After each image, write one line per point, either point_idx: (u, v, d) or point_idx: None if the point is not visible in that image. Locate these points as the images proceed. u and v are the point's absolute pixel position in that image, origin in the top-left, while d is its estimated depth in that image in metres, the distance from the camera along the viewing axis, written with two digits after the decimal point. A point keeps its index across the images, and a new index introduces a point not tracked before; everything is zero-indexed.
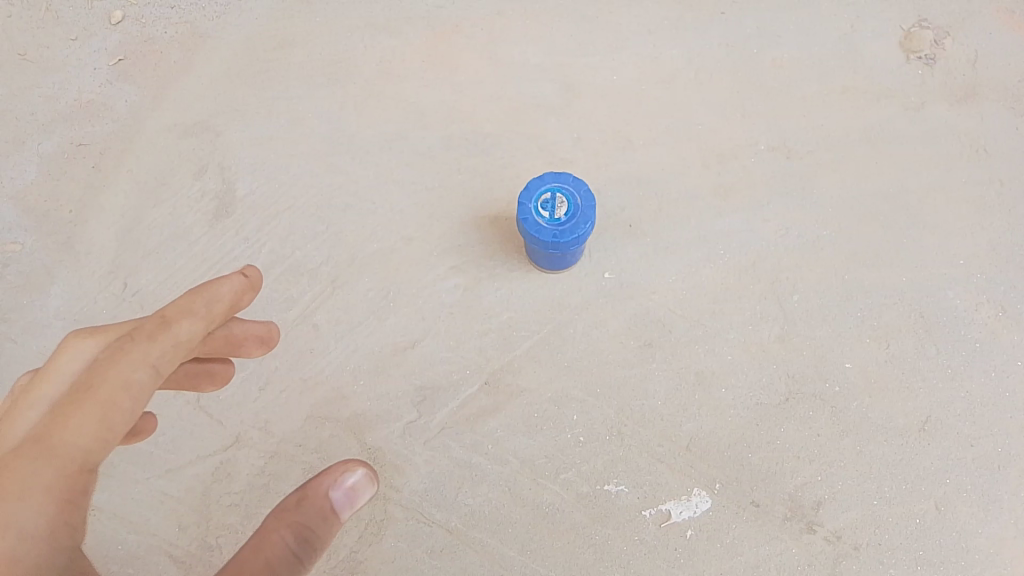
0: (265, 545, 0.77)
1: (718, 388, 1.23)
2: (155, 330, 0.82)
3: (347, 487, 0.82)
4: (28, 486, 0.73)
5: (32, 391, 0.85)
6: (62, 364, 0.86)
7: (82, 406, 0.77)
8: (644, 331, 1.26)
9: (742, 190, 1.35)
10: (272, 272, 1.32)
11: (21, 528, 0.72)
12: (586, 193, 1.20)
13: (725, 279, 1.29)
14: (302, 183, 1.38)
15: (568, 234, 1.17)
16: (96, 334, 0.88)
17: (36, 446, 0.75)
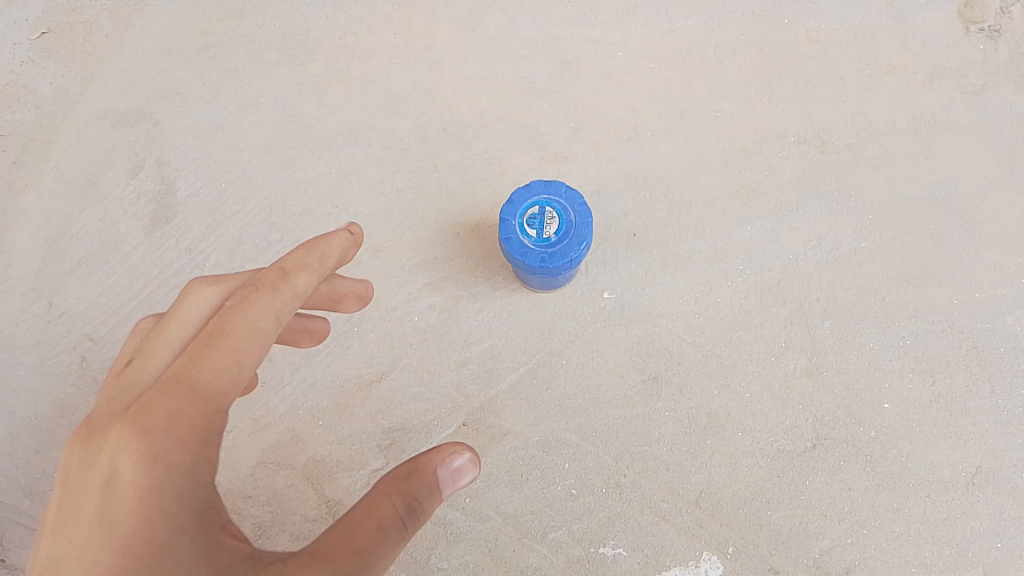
0: (373, 514, 0.71)
1: (734, 432, 1.05)
2: (276, 281, 0.76)
3: (456, 469, 0.75)
4: (170, 425, 0.70)
5: (159, 331, 0.78)
6: (184, 308, 0.79)
7: (216, 349, 0.73)
8: (648, 363, 1.08)
9: (766, 191, 1.14)
10: None
11: (167, 466, 0.69)
12: (580, 206, 1.00)
13: (745, 299, 1.10)
14: (253, 182, 1.19)
15: (558, 260, 0.98)
16: (220, 280, 0.81)
17: (175, 386, 0.71)
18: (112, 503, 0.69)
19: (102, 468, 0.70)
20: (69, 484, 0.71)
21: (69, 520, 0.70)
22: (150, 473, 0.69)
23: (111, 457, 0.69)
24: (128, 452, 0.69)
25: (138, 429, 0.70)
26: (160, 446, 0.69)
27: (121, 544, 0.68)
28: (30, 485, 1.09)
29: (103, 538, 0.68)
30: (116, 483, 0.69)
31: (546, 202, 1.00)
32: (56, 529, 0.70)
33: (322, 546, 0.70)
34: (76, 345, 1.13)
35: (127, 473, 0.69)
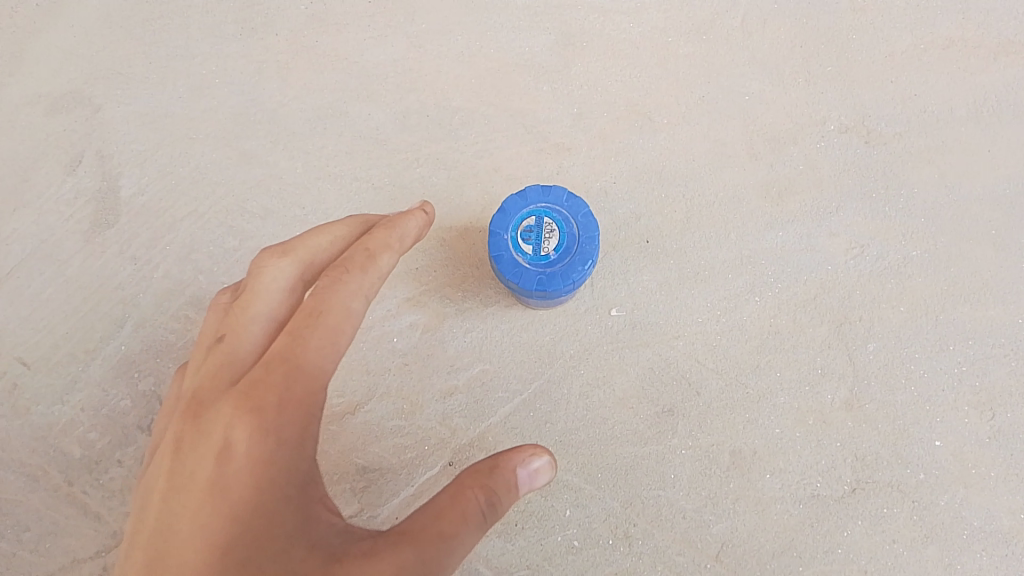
0: (457, 502, 0.68)
1: (761, 474, 0.91)
2: (364, 262, 0.78)
3: (534, 470, 0.72)
4: (280, 399, 0.71)
5: (246, 309, 0.80)
6: (267, 285, 0.80)
7: (315, 327, 0.74)
8: (663, 392, 0.94)
9: (801, 190, 0.98)
10: (168, 305, 0.99)
11: (279, 436, 0.70)
12: (583, 216, 0.85)
13: (776, 318, 0.95)
14: (208, 179, 1.03)
15: (558, 282, 0.83)
16: (293, 254, 0.81)
17: (281, 363, 0.72)
18: (228, 469, 0.70)
19: (217, 439, 0.72)
20: (184, 453, 0.73)
21: (183, 488, 0.71)
22: (264, 443, 0.70)
23: (227, 430, 0.71)
24: (243, 424, 0.71)
25: (252, 403, 0.72)
26: (272, 418, 0.71)
27: (237, 509, 0.69)
28: None
29: (219, 504, 0.69)
30: (231, 453, 0.71)
31: (544, 211, 0.85)
32: (171, 498, 0.71)
33: (413, 528, 0.68)
34: (8, 369, 0.99)
35: (241, 443, 0.71)
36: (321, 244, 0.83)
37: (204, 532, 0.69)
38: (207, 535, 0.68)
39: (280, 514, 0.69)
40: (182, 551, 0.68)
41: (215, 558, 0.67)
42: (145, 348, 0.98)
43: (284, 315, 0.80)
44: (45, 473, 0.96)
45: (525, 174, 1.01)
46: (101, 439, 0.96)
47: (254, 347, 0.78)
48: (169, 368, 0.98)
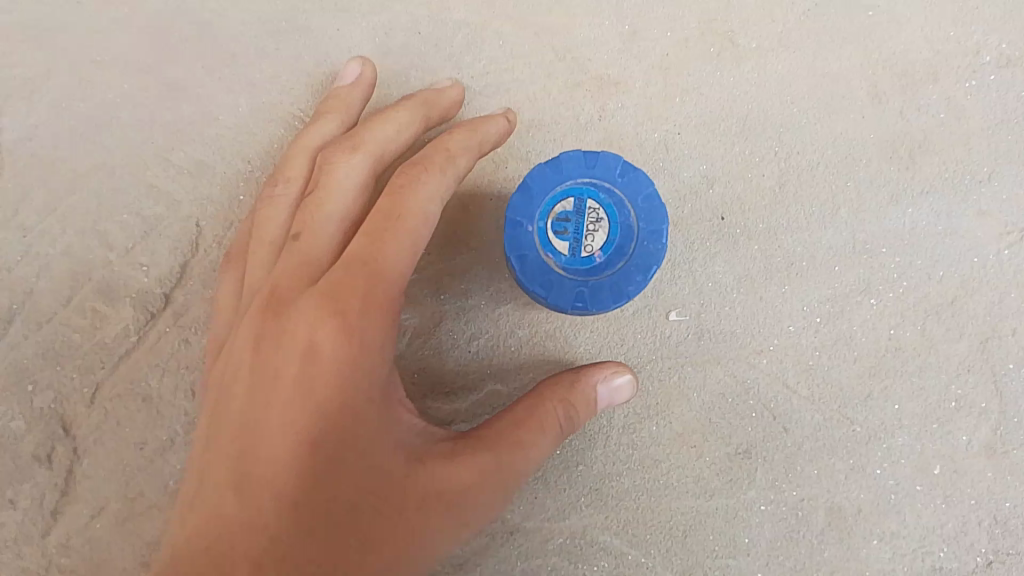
0: (536, 413, 0.60)
1: (867, 540, 0.68)
2: (440, 160, 0.59)
3: (615, 388, 0.64)
4: (366, 303, 0.53)
5: (314, 203, 0.60)
6: (337, 177, 0.61)
7: (399, 230, 0.55)
8: (737, 427, 0.69)
9: (939, 149, 0.71)
10: (71, 295, 0.74)
11: (365, 348, 0.52)
12: (646, 202, 0.59)
13: (899, 326, 0.70)
14: (119, 119, 0.76)
15: (606, 298, 0.59)
16: (362, 146, 0.63)
17: (362, 265, 0.53)
18: (304, 388, 0.52)
19: (291, 352, 0.53)
20: (250, 361, 0.55)
21: (250, 402, 0.53)
22: (346, 355, 0.52)
23: (304, 341, 0.53)
24: (320, 337, 0.52)
25: (332, 308, 0.53)
26: (358, 324, 0.52)
27: (321, 433, 0.52)
28: None
29: (295, 424, 0.52)
30: (306, 368, 0.52)
31: (588, 191, 0.60)
32: (238, 419, 0.53)
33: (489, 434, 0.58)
34: None
35: (320, 359, 0.52)
36: (388, 134, 0.65)
37: (279, 458, 0.51)
38: (285, 462, 0.51)
39: (370, 436, 0.52)
40: (257, 482, 0.51)
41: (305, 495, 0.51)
42: (40, 352, 0.73)
43: (360, 213, 0.61)
44: None
45: (553, 119, 0.72)
46: None
47: (330, 254, 0.58)
48: (73, 380, 0.73)
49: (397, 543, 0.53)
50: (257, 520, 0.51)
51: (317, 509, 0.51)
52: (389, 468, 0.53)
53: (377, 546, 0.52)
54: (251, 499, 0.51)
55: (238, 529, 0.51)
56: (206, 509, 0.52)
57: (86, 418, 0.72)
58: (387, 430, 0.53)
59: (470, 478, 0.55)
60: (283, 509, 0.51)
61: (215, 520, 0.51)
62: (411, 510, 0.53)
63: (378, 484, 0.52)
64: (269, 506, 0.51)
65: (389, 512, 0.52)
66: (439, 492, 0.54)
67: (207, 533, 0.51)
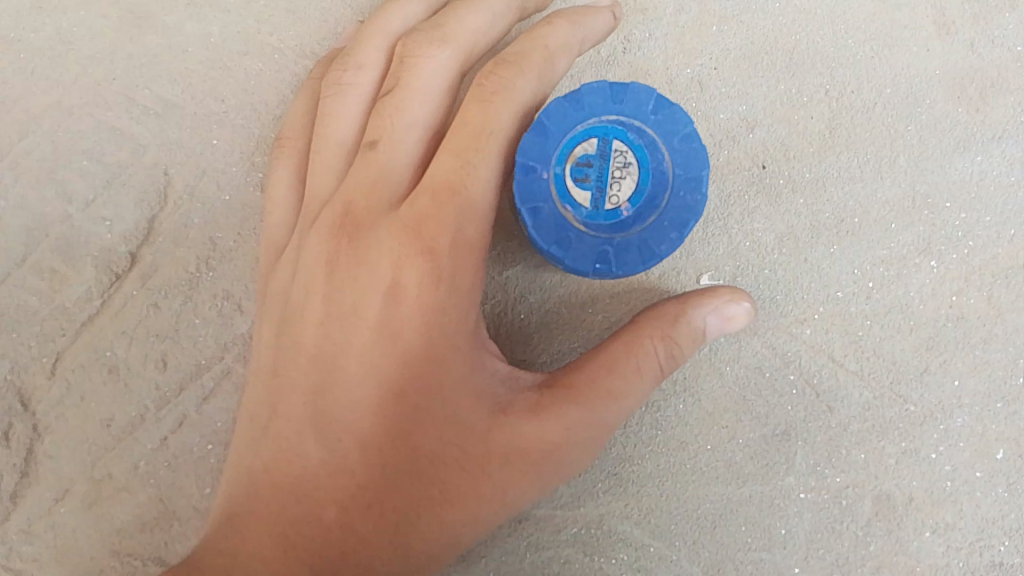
0: (633, 358, 0.53)
1: (918, 533, 0.61)
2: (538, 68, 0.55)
3: (728, 317, 0.55)
4: (454, 246, 0.52)
5: (394, 103, 0.56)
6: (421, 75, 0.56)
7: (492, 152, 0.53)
8: (775, 405, 0.61)
9: (1015, 87, 0.62)
10: (25, 252, 0.66)
11: (452, 292, 0.51)
12: (684, 145, 0.52)
13: (961, 292, 0.61)
14: (74, 52, 0.67)
15: (633, 259, 0.51)
16: (451, 40, 0.57)
17: (452, 195, 0.52)
18: (388, 331, 0.51)
19: (373, 287, 0.52)
20: (327, 290, 0.54)
21: (328, 337, 0.53)
22: (434, 297, 0.51)
23: (390, 274, 0.52)
24: (407, 273, 0.51)
25: (419, 246, 0.52)
26: (447, 266, 0.51)
27: (406, 379, 0.51)
28: None
29: (380, 368, 0.51)
30: (391, 307, 0.52)
31: (614, 132, 0.52)
32: (315, 350, 0.53)
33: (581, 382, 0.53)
34: None
35: (405, 298, 0.51)
36: (479, 27, 0.58)
37: (362, 399, 0.51)
38: (368, 406, 0.51)
39: (452, 383, 0.51)
40: (341, 424, 0.51)
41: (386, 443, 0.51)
42: None
43: (441, 118, 0.57)
44: None
45: None
46: None
47: (409, 165, 0.55)
48: (31, 348, 0.65)
49: (476, 498, 0.51)
50: (341, 462, 0.51)
51: (401, 454, 0.51)
52: (472, 420, 0.51)
53: (458, 499, 0.51)
54: (331, 446, 0.51)
55: (320, 470, 0.51)
56: (285, 448, 0.52)
57: (46, 391, 0.65)
58: (470, 380, 0.52)
59: (558, 437, 0.52)
60: (367, 451, 0.51)
61: (293, 459, 0.51)
62: (493, 467, 0.51)
63: (460, 435, 0.51)
64: (353, 448, 0.51)
65: (472, 467, 0.51)
66: (523, 451, 0.51)
67: (286, 472, 0.51)
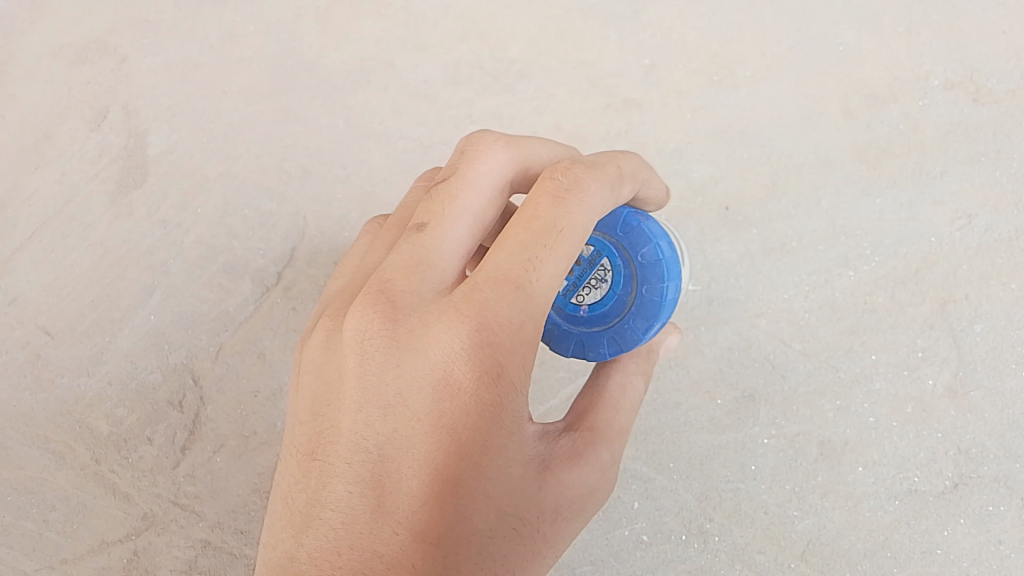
0: (626, 390, 0.64)
1: (851, 467, 0.82)
2: (612, 181, 0.61)
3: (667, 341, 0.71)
4: (515, 338, 0.54)
5: (452, 194, 0.59)
6: (481, 169, 0.60)
7: (560, 248, 0.56)
8: (743, 374, 0.84)
9: (901, 152, 0.88)
10: (199, 273, 0.91)
11: (507, 384, 0.54)
12: (658, 300, 0.65)
13: (873, 292, 0.85)
14: (240, 136, 0.95)
15: (568, 345, 0.66)
16: (516, 146, 0.61)
17: (516, 290, 0.54)
18: (442, 421, 0.53)
19: (424, 381, 0.54)
20: (367, 377, 0.55)
21: (378, 423, 0.54)
22: (494, 383, 0.54)
23: (442, 368, 0.53)
24: (458, 368, 0.54)
25: (478, 343, 0.53)
26: (505, 361, 0.54)
27: (464, 460, 0.53)
28: None
29: (431, 456, 0.53)
30: (444, 391, 0.53)
31: (604, 254, 0.66)
32: (360, 444, 0.53)
33: (600, 425, 0.61)
34: (29, 340, 0.92)
35: (458, 391, 0.53)
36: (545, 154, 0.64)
37: (416, 487, 0.52)
38: (422, 496, 0.52)
39: (504, 458, 0.54)
40: (396, 514, 0.52)
41: (439, 534, 0.52)
42: (175, 319, 0.90)
43: (492, 217, 0.60)
44: (69, 450, 0.89)
45: (589, 132, 0.92)
46: (130, 415, 0.89)
47: (458, 252, 0.57)
48: (201, 340, 0.90)
49: (533, 556, 0.56)
50: (399, 557, 0.51)
51: (459, 538, 0.52)
52: (525, 485, 0.56)
53: (515, 563, 0.55)
54: (387, 534, 0.52)
55: (377, 562, 0.51)
56: (335, 539, 0.52)
57: (210, 371, 0.89)
58: (523, 447, 0.56)
59: (594, 481, 0.59)
60: (427, 542, 0.51)
61: (346, 551, 0.51)
62: (544, 525, 0.57)
63: (513, 505, 0.55)
64: (410, 539, 0.51)
65: (527, 533, 0.56)
66: (570, 500, 0.58)
67: (335, 569, 0.51)
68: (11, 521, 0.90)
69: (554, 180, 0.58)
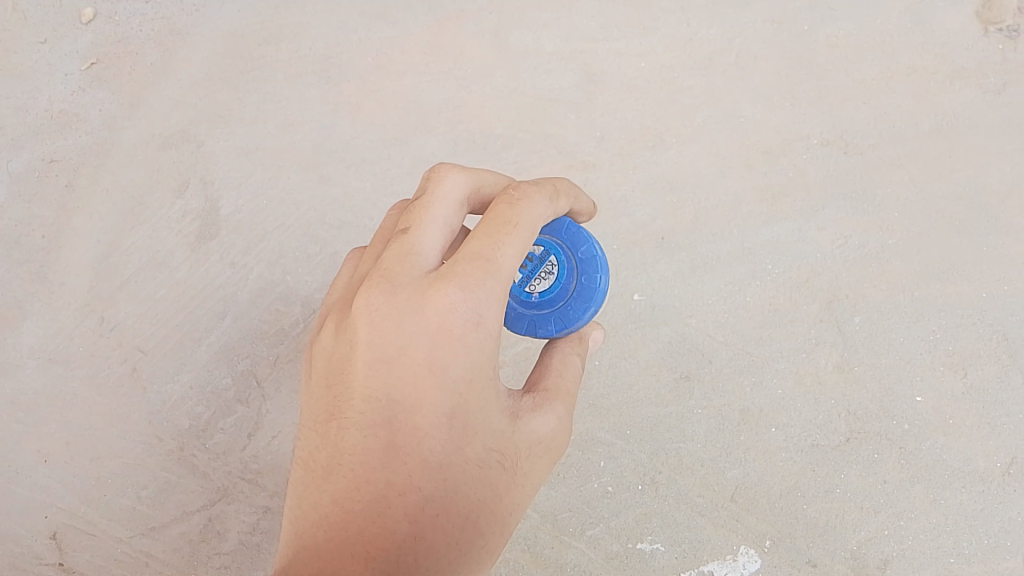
0: (569, 364, 0.77)
1: (767, 428, 1.07)
2: (549, 193, 0.75)
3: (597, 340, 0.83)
4: (488, 301, 0.66)
5: (424, 207, 0.71)
6: (445, 187, 0.72)
7: (519, 236, 0.69)
8: (681, 361, 1.10)
9: (792, 193, 1.15)
10: (260, 301, 1.18)
11: (482, 338, 0.66)
12: (596, 287, 0.80)
13: (776, 295, 1.11)
14: (291, 199, 1.23)
15: (522, 324, 0.81)
16: (468, 170, 0.75)
17: (485, 265, 0.67)
18: (434, 376, 0.65)
19: (416, 344, 0.65)
20: (372, 342, 0.67)
21: (383, 383, 0.66)
22: (473, 338, 0.66)
23: (431, 332, 0.65)
24: (443, 333, 0.65)
25: (458, 313, 0.65)
26: (482, 321, 0.66)
27: (453, 403, 0.66)
28: (86, 491, 1.13)
29: (427, 405, 0.65)
30: (435, 351, 0.65)
31: (551, 250, 0.82)
32: (370, 402, 0.66)
33: (550, 388, 0.75)
34: (127, 357, 1.17)
35: (444, 351, 0.65)
36: (491, 179, 0.78)
37: (417, 431, 0.65)
38: (423, 436, 0.65)
39: (484, 404, 0.67)
40: (402, 454, 0.65)
41: (436, 468, 0.65)
42: (243, 336, 1.17)
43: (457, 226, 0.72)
44: (158, 440, 1.14)
45: None
46: (206, 412, 1.14)
47: (435, 248, 0.70)
48: (263, 352, 1.16)
49: (516, 482, 0.69)
50: (408, 483, 0.65)
51: (454, 467, 0.66)
52: (502, 427, 0.68)
53: (502, 487, 0.68)
54: (398, 469, 0.65)
55: (391, 492, 0.65)
56: (354, 479, 0.65)
57: (271, 375, 1.14)
58: (498, 395, 0.68)
59: (555, 424, 0.72)
60: (428, 473, 0.65)
61: (364, 486, 0.65)
62: (522, 459, 0.69)
63: (495, 442, 0.68)
64: (415, 470, 0.65)
65: (510, 468, 0.68)
66: (540, 438, 0.71)
67: (358, 500, 0.65)
68: (112, 498, 1.12)
69: (508, 194, 0.72)
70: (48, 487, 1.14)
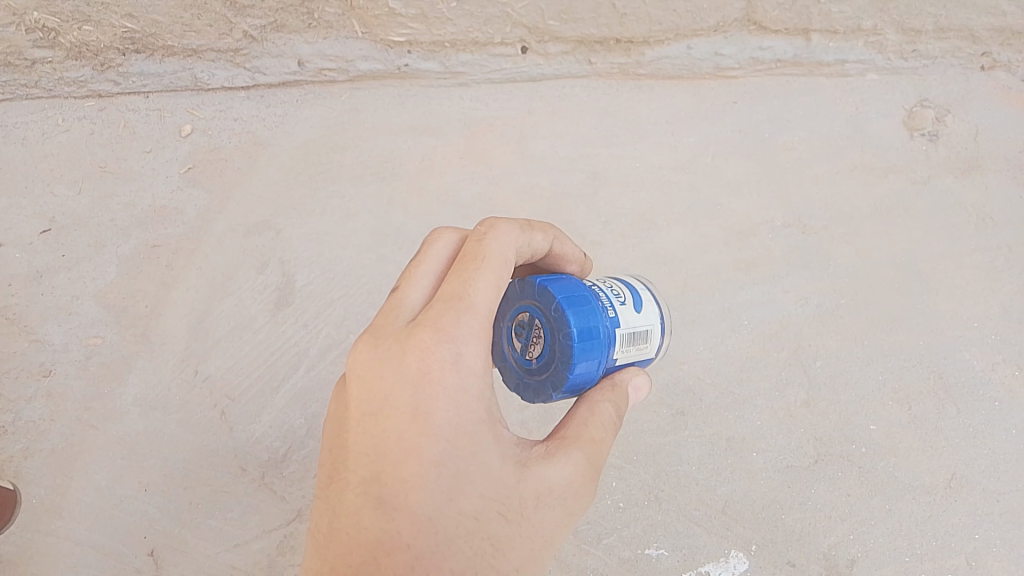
0: (595, 414, 0.85)
1: (749, 453, 1.31)
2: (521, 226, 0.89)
3: (638, 387, 0.89)
4: (464, 336, 0.79)
5: (413, 270, 0.87)
6: (432, 248, 0.88)
7: (487, 269, 0.83)
8: (676, 399, 1.34)
9: (761, 264, 1.42)
10: (329, 355, 1.45)
11: (461, 382, 0.78)
12: (576, 343, 0.82)
13: (752, 346, 1.36)
14: (352, 274, 1.50)
15: (530, 392, 0.88)
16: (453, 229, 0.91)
17: (458, 303, 0.80)
18: (419, 422, 0.76)
19: (403, 394, 0.77)
20: (366, 393, 0.80)
21: (376, 436, 0.77)
22: (453, 379, 0.77)
23: (414, 377, 0.78)
24: (423, 378, 0.77)
25: (435, 356, 0.78)
26: (461, 359, 0.78)
27: (441, 450, 0.76)
28: (180, 514, 1.40)
29: (414, 455, 0.76)
30: (418, 400, 0.77)
31: (535, 312, 0.86)
32: (366, 456, 0.77)
33: (569, 434, 0.84)
34: (217, 403, 1.44)
35: (428, 398, 0.77)
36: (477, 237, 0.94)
37: (408, 482, 0.75)
38: (412, 487, 0.75)
39: (475, 451, 0.77)
40: (395, 504, 0.74)
41: (425, 517, 0.74)
42: (315, 384, 1.44)
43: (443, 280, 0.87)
44: (242, 470, 1.41)
45: None
46: (283, 445, 1.42)
47: (422, 297, 0.85)
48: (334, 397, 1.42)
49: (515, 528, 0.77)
50: (398, 537, 0.73)
51: (445, 517, 0.74)
52: (498, 474, 0.78)
53: (501, 537, 0.76)
54: (390, 517, 0.74)
55: (382, 543, 0.73)
56: (349, 540, 0.74)
57: None
58: (489, 442, 0.78)
59: (565, 473, 0.81)
60: (418, 523, 0.74)
61: (358, 544, 0.73)
62: (522, 506, 0.78)
63: (491, 491, 0.77)
64: (405, 523, 0.73)
65: (510, 512, 0.77)
66: (546, 486, 0.80)
67: (350, 559, 0.73)
68: (202, 520, 1.40)
69: (477, 232, 0.87)
70: (148, 511, 1.40)
